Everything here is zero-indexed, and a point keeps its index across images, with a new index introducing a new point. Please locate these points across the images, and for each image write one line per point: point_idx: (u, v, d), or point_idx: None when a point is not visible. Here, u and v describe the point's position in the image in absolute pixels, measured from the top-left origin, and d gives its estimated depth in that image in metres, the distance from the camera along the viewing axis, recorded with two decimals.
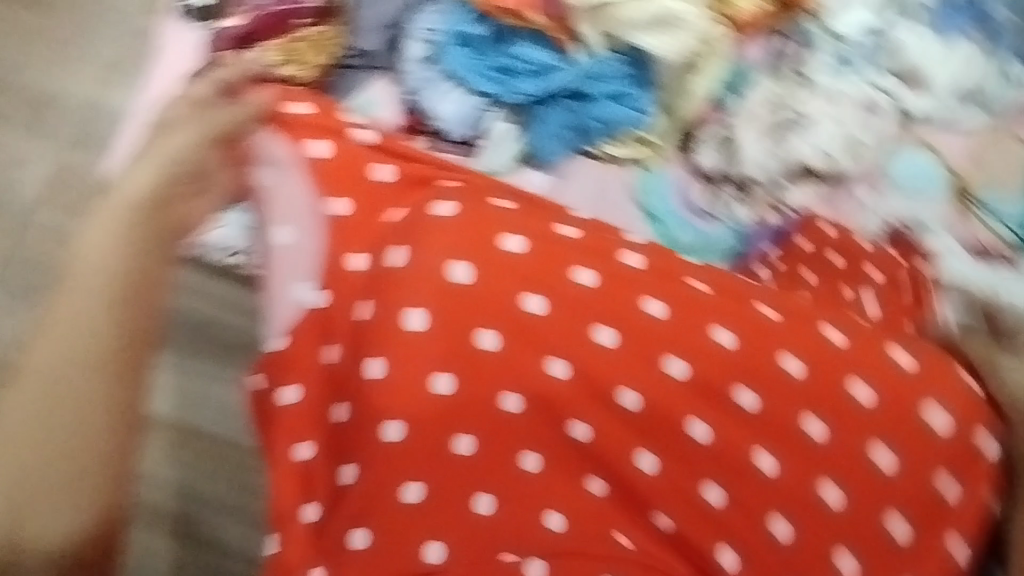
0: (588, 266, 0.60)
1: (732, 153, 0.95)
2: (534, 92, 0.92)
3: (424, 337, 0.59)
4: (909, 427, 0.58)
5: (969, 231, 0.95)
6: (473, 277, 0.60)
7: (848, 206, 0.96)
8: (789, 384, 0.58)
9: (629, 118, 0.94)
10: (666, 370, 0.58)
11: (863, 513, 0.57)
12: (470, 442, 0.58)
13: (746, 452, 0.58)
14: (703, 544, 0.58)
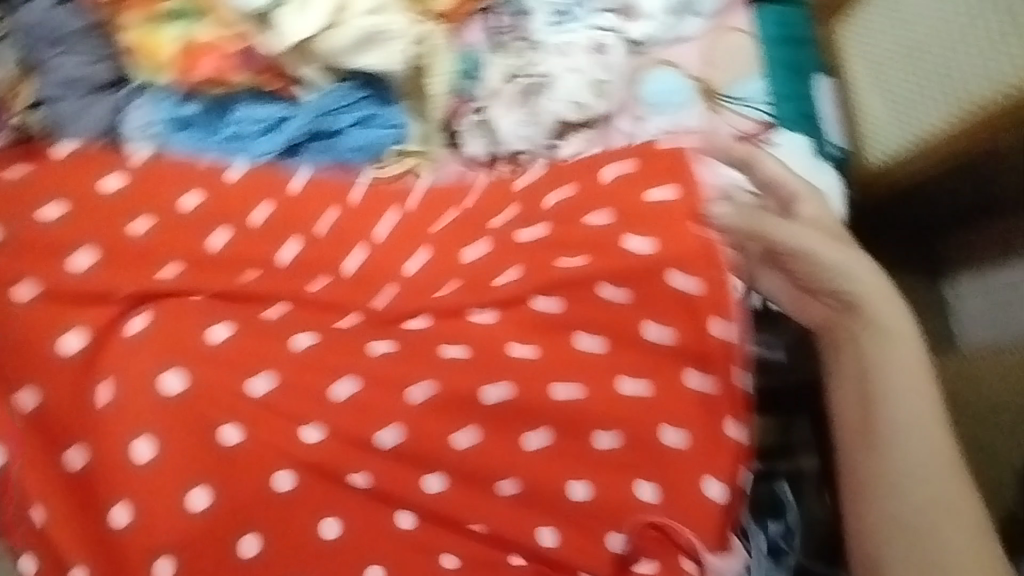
0: (307, 330, 0.66)
1: (490, 134, 0.97)
2: (278, 148, 0.89)
3: (235, 449, 0.61)
4: (627, 331, 0.67)
5: (725, 125, 1.01)
6: (188, 381, 0.62)
7: (614, 140, 1.01)
8: (549, 320, 0.67)
9: (385, 135, 0.93)
10: (442, 355, 0.66)
11: (639, 443, 0.65)
12: (256, 540, 0.60)
13: (587, 432, 0.65)
14: (526, 529, 0.63)
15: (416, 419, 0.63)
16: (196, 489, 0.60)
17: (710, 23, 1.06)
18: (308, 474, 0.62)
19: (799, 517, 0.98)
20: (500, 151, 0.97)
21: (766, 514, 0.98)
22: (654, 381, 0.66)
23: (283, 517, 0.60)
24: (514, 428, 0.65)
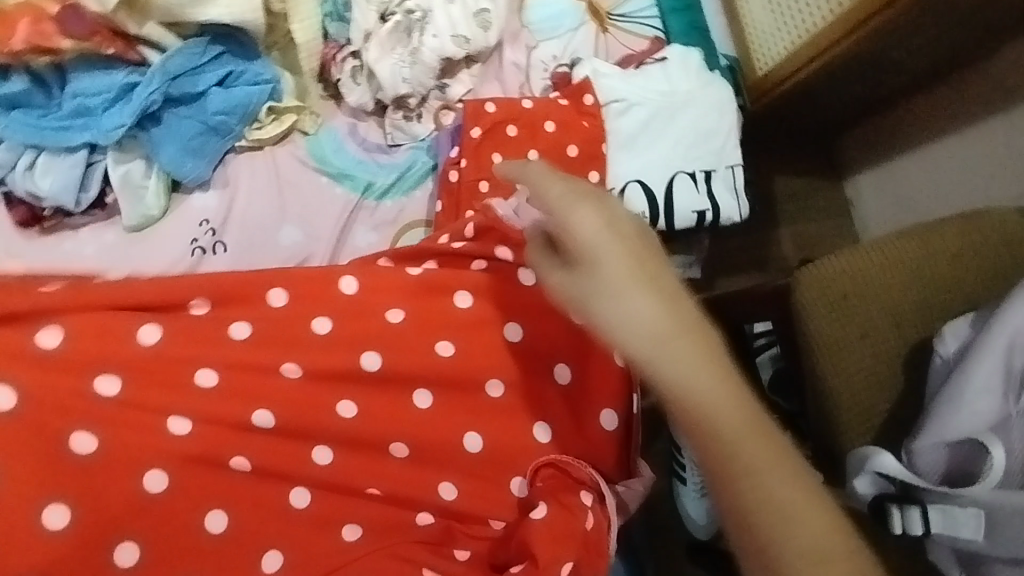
0: (153, 323, 0.61)
1: (372, 80, 0.92)
2: (128, 118, 0.80)
3: (91, 459, 0.55)
4: (501, 280, 0.68)
5: (615, 43, 1.00)
6: (19, 399, 0.55)
7: (505, 72, 0.97)
8: (418, 285, 0.66)
9: (251, 93, 0.87)
10: (313, 329, 0.63)
11: (521, 388, 0.66)
12: (134, 548, 0.55)
13: (479, 378, 0.65)
14: (426, 484, 0.62)
15: (291, 405, 0.60)
16: (53, 509, 0.53)
17: None
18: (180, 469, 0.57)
19: None
20: (385, 97, 0.92)
21: None
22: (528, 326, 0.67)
23: (162, 517, 0.56)
24: (400, 394, 0.63)
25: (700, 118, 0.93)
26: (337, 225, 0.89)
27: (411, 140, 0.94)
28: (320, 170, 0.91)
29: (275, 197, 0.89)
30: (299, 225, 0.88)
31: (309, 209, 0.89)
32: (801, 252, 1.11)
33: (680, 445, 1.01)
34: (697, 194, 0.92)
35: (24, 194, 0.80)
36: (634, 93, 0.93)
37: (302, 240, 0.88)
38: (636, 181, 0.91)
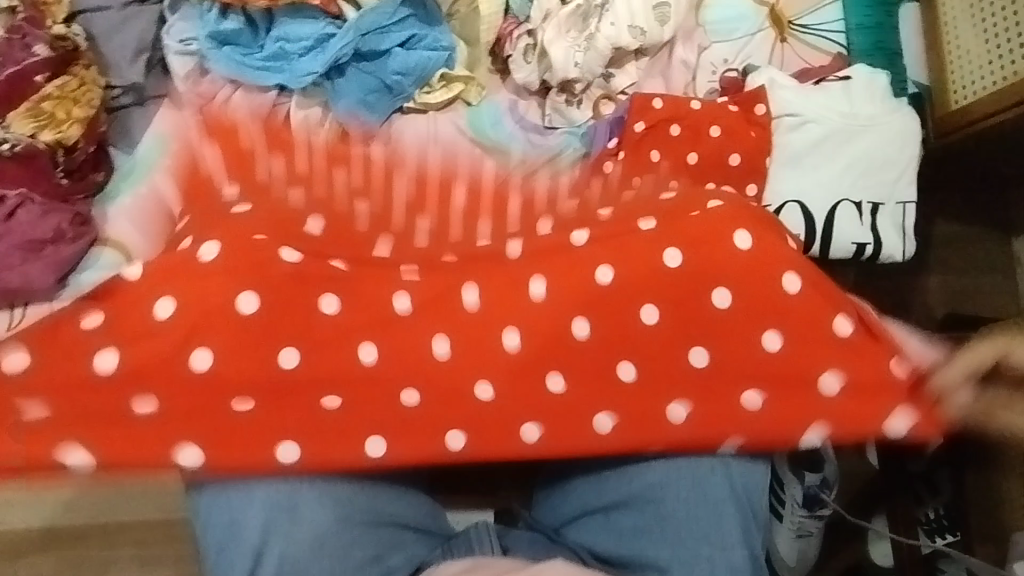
0: (333, 295, 0.53)
1: (542, 60, 0.92)
2: (319, 68, 0.87)
3: (331, 326, 0.53)
4: (757, 295, 0.55)
5: (793, 55, 0.97)
6: (261, 308, 0.52)
7: (672, 69, 0.96)
8: (710, 315, 0.55)
9: (429, 59, 0.90)
10: (596, 278, 0.55)
11: (750, 295, 0.55)
12: (336, 302, 0.53)
13: (753, 331, 0.55)
14: (624, 304, 0.54)
15: (357, 289, 0.54)
16: (286, 356, 0.52)
17: None
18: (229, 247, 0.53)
19: (838, 471, 0.93)
20: (553, 78, 0.92)
21: (804, 465, 0.92)
22: (756, 230, 0.56)
23: (331, 338, 0.53)
24: (535, 366, 0.53)
25: (880, 144, 0.88)
26: None
27: (568, 125, 0.95)
28: (476, 141, 0.93)
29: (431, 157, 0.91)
30: None
31: None
32: (953, 303, 1.02)
33: (784, 481, 0.91)
34: (861, 225, 0.88)
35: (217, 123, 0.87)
36: (806, 111, 0.89)
37: None
38: (794, 203, 0.87)
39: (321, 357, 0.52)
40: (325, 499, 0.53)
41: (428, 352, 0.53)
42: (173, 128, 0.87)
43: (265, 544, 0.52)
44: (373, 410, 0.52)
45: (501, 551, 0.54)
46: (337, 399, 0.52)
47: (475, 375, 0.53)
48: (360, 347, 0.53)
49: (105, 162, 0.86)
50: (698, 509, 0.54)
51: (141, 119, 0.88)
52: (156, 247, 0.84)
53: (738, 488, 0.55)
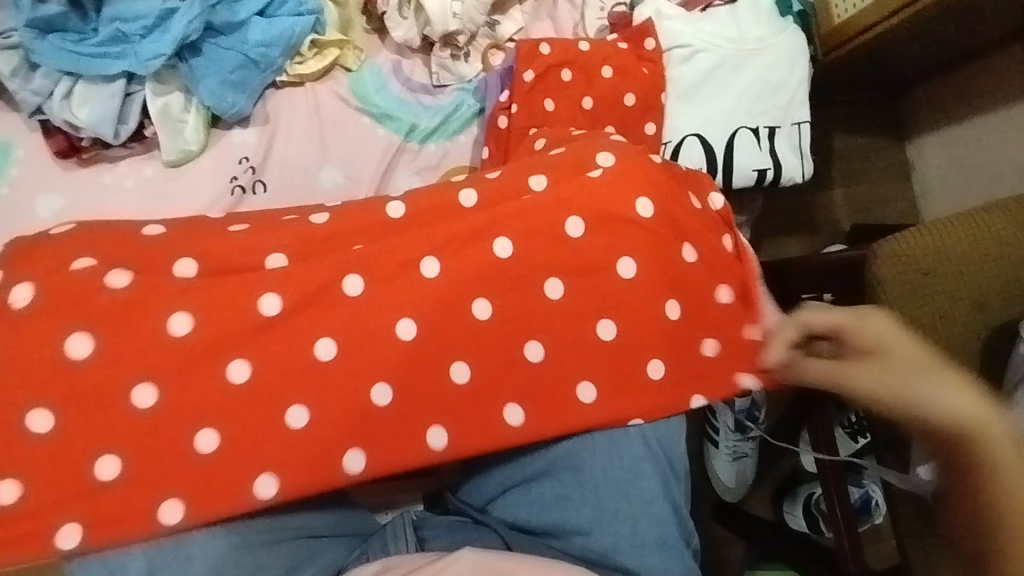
0: (187, 311, 0.47)
1: (419, 14, 0.87)
2: (167, 50, 0.77)
3: (191, 345, 0.47)
4: (660, 263, 0.54)
5: None
6: (96, 351, 0.46)
7: (559, 10, 0.94)
8: (618, 285, 0.53)
9: (294, 24, 0.82)
10: (495, 253, 0.52)
11: (656, 262, 0.54)
12: (189, 321, 0.47)
13: (658, 298, 0.54)
14: (528, 279, 0.52)
15: (210, 300, 0.48)
16: (144, 391, 0.46)
17: None
18: (52, 282, 0.48)
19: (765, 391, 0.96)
20: (433, 33, 0.87)
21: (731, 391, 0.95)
22: (658, 197, 0.56)
23: (194, 361, 0.47)
24: (442, 364, 0.50)
25: (771, 66, 0.88)
26: (380, 170, 0.86)
27: (459, 81, 0.90)
28: (364, 110, 0.87)
29: (316, 135, 0.85)
30: (340, 166, 0.85)
31: (351, 154, 0.86)
32: (855, 214, 1.05)
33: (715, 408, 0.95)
34: (760, 151, 0.87)
35: (61, 123, 0.77)
36: (696, 41, 0.87)
37: (343, 182, 0.85)
38: (694, 136, 0.86)
39: (184, 383, 0.46)
40: (218, 532, 0.47)
41: (310, 358, 0.48)
42: (15, 134, 0.79)
43: None
44: (254, 429, 0.47)
45: (417, 546, 0.54)
46: (217, 432, 0.46)
47: (371, 376, 0.48)
48: (229, 365, 0.47)
49: None
50: (617, 472, 0.53)
51: None
52: None
53: (653, 446, 0.54)
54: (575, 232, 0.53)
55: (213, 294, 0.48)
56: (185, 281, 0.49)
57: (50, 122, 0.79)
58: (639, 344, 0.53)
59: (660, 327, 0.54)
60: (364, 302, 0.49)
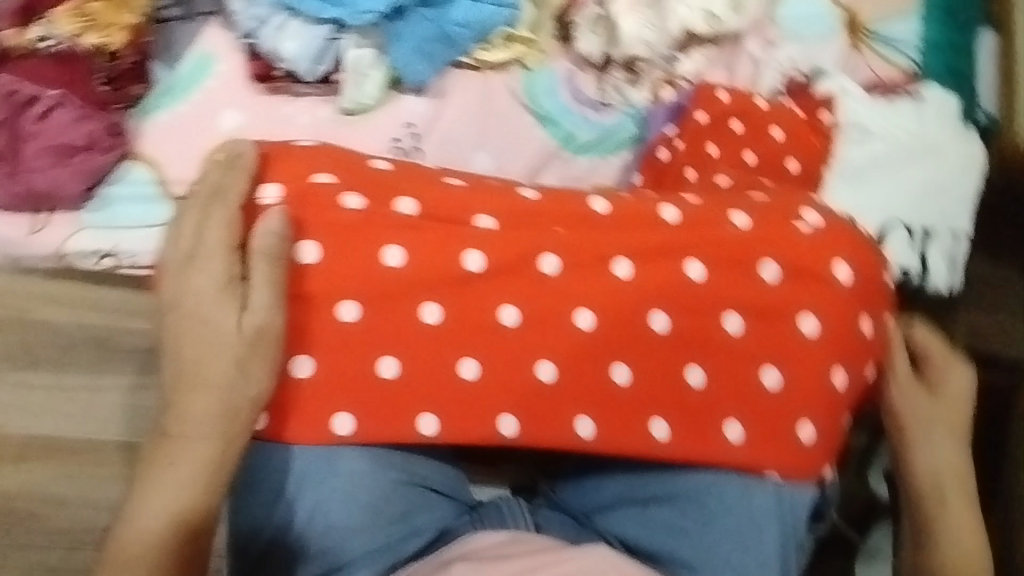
0: (398, 244, 0.51)
1: (609, 33, 0.90)
2: (382, 8, 0.83)
3: (405, 276, 0.51)
4: (841, 332, 0.54)
5: (863, 65, 0.94)
6: (321, 256, 0.51)
7: (738, 63, 0.93)
8: (797, 340, 0.53)
9: (493, 15, 0.86)
10: (686, 274, 0.53)
11: (840, 326, 0.54)
12: (400, 253, 0.51)
13: (829, 362, 0.54)
14: (707, 309, 0.53)
15: (421, 240, 0.51)
16: (348, 308, 0.51)
17: None
18: (295, 191, 0.52)
19: None
20: (617, 53, 0.90)
21: None
22: (858, 263, 0.55)
23: (394, 293, 0.51)
24: (604, 362, 0.53)
25: (943, 168, 0.86)
26: (529, 170, 0.89)
27: (625, 104, 0.91)
28: (529, 109, 0.90)
29: (482, 120, 0.88)
30: (493, 153, 0.88)
31: (507, 147, 0.89)
32: (973, 342, 0.99)
33: None
34: (911, 251, 0.86)
35: (268, 51, 0.83)
36: (873, 125, 0.86)
37: (493, 169, 0.88)
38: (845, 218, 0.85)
39: (386, 311, 0.51)
40: (364, 455, 0.53)
41: (495, 321, 0.52)
42: (224, 53, 0.85)
43: (298, 493, 0.52)
44: (435, 371, 0.52)
45: (534, 528, 0.57)
46: (398, 360, 0.51)
47: (544, 352, 0.52)
48: (423, 306, 0.51)
49: (145, 75, 0.83)
50: (739, 520, 0.54)
51: (186, 36, 0.85)
52: (193, 173, 0.82)
53: (783, 508, 0.54)
54: (770, 276, 0.54)
55: (426, 236, 0.52)
56: (410, 216, 0.52)
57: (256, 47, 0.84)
58: (799, 399, 0.53)
59: (824, 390, 0.53)
60: (559, 282, 0.52)
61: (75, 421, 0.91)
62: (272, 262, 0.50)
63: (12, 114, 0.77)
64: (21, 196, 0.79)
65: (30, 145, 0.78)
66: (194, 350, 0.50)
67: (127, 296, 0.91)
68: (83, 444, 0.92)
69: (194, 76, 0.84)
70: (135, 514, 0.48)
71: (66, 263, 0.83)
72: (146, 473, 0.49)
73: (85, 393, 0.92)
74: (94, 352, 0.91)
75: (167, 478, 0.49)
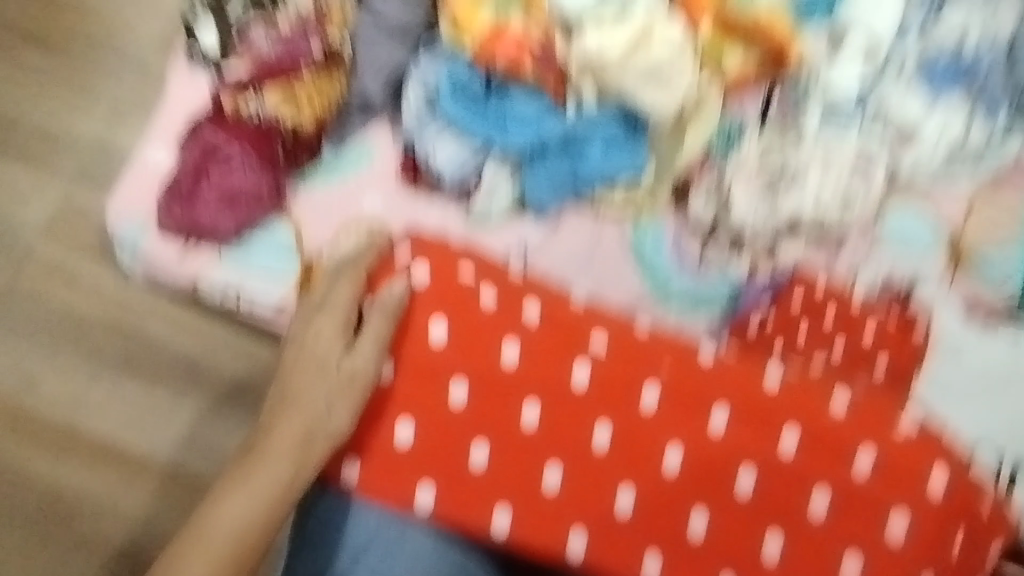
0: (513, 346, 0.69)
1: (722, 204, 0.96)
2: (529, 142, 0.93)
3: (511, 374, 0.68)
4: (853, 514, 0.66)
5: (965, 287, 0.94)
6: (448, 340, 0.69)
7: (840, 258, 0.96)
8: (804, 509, 0.66)
9: (621, 168, 0.95)
10: (718, 429, 0.67)
11: (850, 509, 0.66)
12: (514, 353, 0.69)
13: (836, 534, 0.65)
14: (734, 463, 0.67)
15: (531, 349, 0.69)
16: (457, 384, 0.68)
17: (985, 178, 0.99)
18: (444, 284, 0.70)
19: None
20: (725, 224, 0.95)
21: None
22: (881, 463, 0.66)
23: (501, 385, 0.68)
24: (642, 482, 0.67)
25: None
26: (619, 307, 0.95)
27: (722, 271, 0.96)
28: (634, 256, 0.96)
29: (588, 254, 0.96)
30: (591, 284, 0.95)
31: (606, 281, 0.95)
32: None
33: None
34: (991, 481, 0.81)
35: (421, 154, 0.94)
36: (971, 350, 0.86)
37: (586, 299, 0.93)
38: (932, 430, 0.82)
39: (488, 398, 0.68)
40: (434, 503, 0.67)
41: (566, 426, 0.68)
42: (381, 148, 0.97)
43: None
44: (512, 450, 0.68)
45: None
46: (485, 435, 0.68)
47: (596, 460, 0.67)
48: (518, 399, 0.68)
49: (316, 151, 0.96)
50: None
51: (357, 126, 0.97)
52: (329, 239, 0.93)
53: None
54: (791, 448, 0.67)
55: (534, 348, 0.69)
56: (533, 327, 0.69)
57: (410, 150, 0.95)
58: (798, 556, 0.65)
59: (826, 557, 0.65)
60: (617, 407, 0.68)
61: (144, 434, 0.97)
62: (384, 315, 0.67)
63: (201, 160, 0.92)
64: (183, 226, 0.92)
65: (206, 188, 0.91)
66: (301, 378, 0.65)
67: (230, 331, 0.99)
68: (143, 457, 0.96)
69: (353, 162, 0.97)
70: (219, 497, 0.62)
71: (197, 290, 0.94)
72: (236, 467, 0.63)
73: (163, 409, 0.98)
74: (182, 374, 0.98)
75: (248, 475, 0.62)
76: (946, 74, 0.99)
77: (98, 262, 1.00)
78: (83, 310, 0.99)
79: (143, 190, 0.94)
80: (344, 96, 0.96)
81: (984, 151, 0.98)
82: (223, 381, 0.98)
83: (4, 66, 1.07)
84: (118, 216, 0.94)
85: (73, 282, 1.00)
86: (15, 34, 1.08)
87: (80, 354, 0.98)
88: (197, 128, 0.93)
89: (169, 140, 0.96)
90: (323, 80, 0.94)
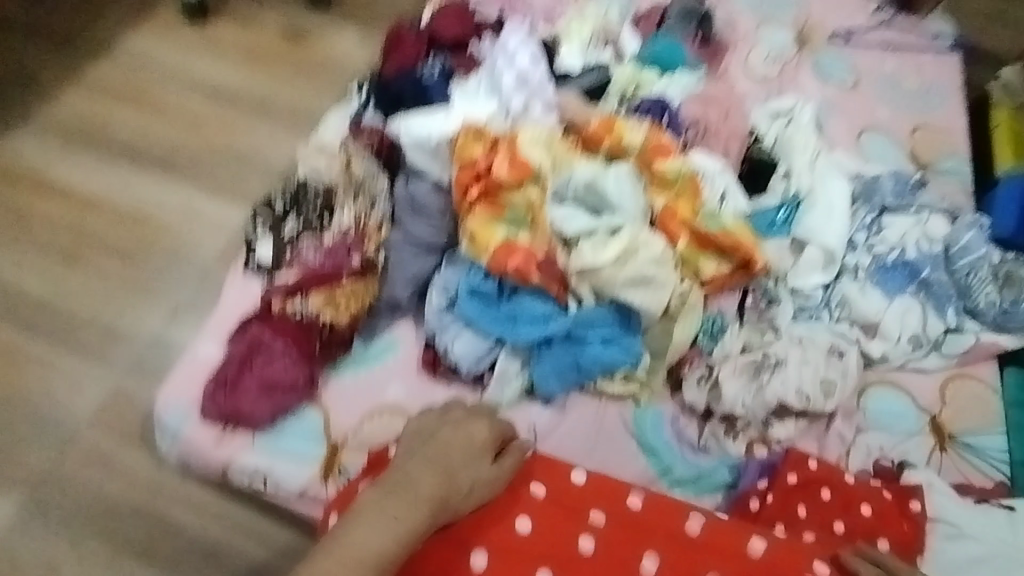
0: (527, 517, 0.74)
1: (713, 390, 1.05)
2: (535, 337, 1.05)
3: (527, 542, 0.73)
4: None
5: (953, 467, 1.04)
6: (465, 511, 0.74)
7: (829, 439, 1.05)
8: None
9: (620, 359, 1.04)
10: None
11: None
12: (528, 523, 0.74)
13: None
14: None
15: (545, 518, 0.74)
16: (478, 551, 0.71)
17: (948, 365, 1.12)
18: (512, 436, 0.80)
19: None
20: (718, 409, 1.04)
21: None
22: None
23: (517, 555, 0.72)
24: None
25: None
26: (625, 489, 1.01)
27: (721, 452, 1.04)
28: (636, 438, 1.04)
29: (593, 438, 1.04)
30: (599, 467, 1.02)
31: (611, 463, 1.02)
32: None
33: None
34: None
35: (440, 347, 1.06)
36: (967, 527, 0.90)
37: None
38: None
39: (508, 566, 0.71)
40: None
41: None
42: (405, 340, 1.10)
43: None
44: None
45: None
46: None
47: None
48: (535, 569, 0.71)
49: (347, 345, 1.08)
50: None
51: (386, 324, 1.11)
52: (356, 424, 1.02)
53: None
54: None
55: (543, 517, 0.74)
56: (541, 498, 0.75)
57: (432, 343, 1.08)
58: None
59: None
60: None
61: None
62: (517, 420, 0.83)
63: (247, 355, 1.03)
64: (223, 415, 1.01)
65: (247, 379, 1.01)
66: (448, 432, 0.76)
67: (255, 516, 1.04)
68: None
69: (379, 355, 1.09)
70: (354, 523, 0.66)
71: (226, 475, 1.01)
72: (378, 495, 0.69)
73: None
74: (202, 562, 1.01)
75: (393, 500, 0.68)
76: (895, 276, 1.16)
77: (135, 450, 1.08)
78: (114, 497, 1.04)
79: (190, 382, 1.04)
80: (376, 297, 1.10)
81: (942, 341, 1.12)
82: (243, 568, 1.01)
83: (82, 275, 1.24)
84: (164, 406, 1.03)
85: (109, 469, 1.07)
86: (99, 249, 1.27)
87: (105, 543, 1.02)
88: (246, 325, 1.05)
89: (218, 337, 1.09)
90: (359, 285, 1.08)
